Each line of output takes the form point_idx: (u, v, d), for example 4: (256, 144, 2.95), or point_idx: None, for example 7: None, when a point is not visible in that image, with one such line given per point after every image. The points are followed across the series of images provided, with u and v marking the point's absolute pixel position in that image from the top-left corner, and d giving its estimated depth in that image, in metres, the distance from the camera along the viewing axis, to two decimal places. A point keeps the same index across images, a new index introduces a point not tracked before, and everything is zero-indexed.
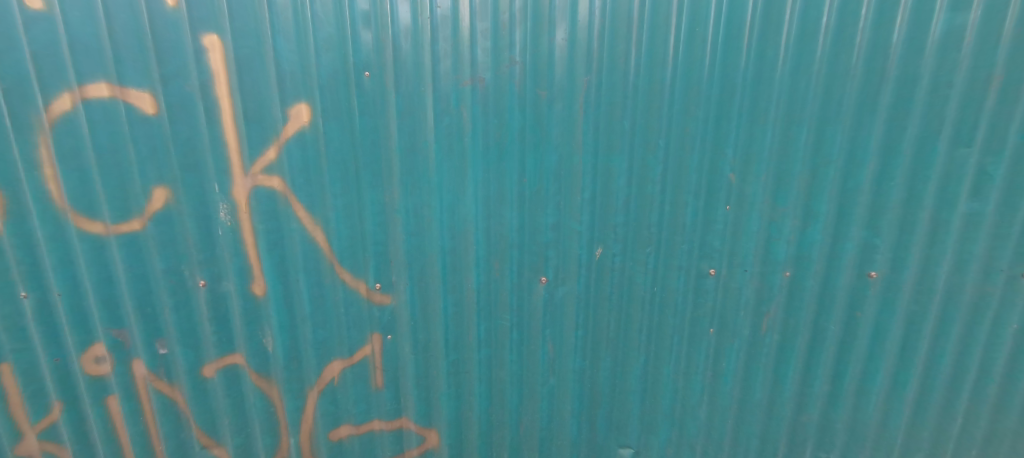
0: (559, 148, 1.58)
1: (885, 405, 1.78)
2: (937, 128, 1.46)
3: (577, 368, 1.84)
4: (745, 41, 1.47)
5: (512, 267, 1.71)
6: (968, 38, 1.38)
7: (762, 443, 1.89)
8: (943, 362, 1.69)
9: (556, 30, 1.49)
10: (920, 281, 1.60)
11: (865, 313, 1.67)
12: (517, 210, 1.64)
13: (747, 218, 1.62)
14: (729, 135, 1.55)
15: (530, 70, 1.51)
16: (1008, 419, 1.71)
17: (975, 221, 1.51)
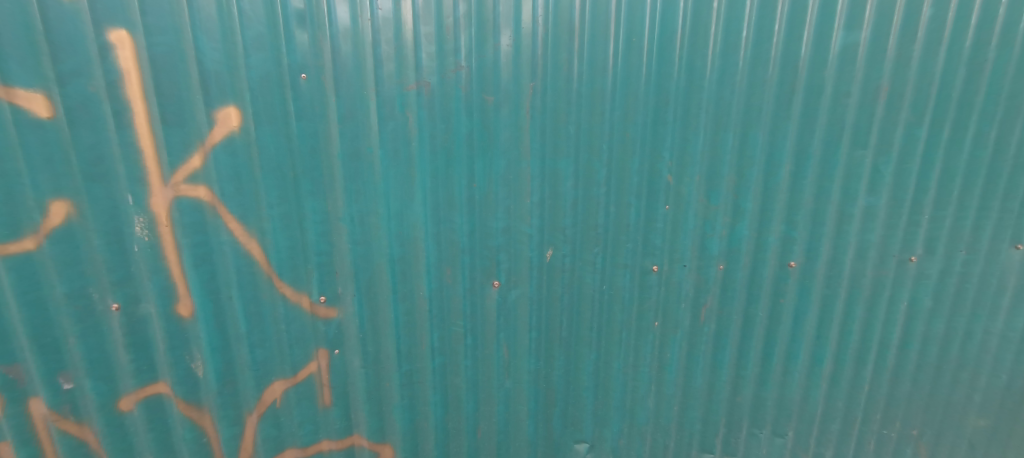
0: (506, 154, 1.60)
1: (806, 381, 1.98)
2: (838, 131, 1.66)
3: (532, 369, 1.86)
4: (677, 49, 1.56)
5: (466, 273, 1.71)
6: (860, 53, 1.60)
7: (704, 425, 2.00)
8: (851, 337, 1.93)
9: (500, 36, 1.51)
10: (832, 268, 1.82)
11: (786, 299, 1.85)
12: (467, 216, 1.64)
13: (686, 216, 1.71)
14: (665, 136, 1.63)
15: (476, 74, 1.53)
16: (899, 381, 2.02)
17: (871, 212, 1.76)
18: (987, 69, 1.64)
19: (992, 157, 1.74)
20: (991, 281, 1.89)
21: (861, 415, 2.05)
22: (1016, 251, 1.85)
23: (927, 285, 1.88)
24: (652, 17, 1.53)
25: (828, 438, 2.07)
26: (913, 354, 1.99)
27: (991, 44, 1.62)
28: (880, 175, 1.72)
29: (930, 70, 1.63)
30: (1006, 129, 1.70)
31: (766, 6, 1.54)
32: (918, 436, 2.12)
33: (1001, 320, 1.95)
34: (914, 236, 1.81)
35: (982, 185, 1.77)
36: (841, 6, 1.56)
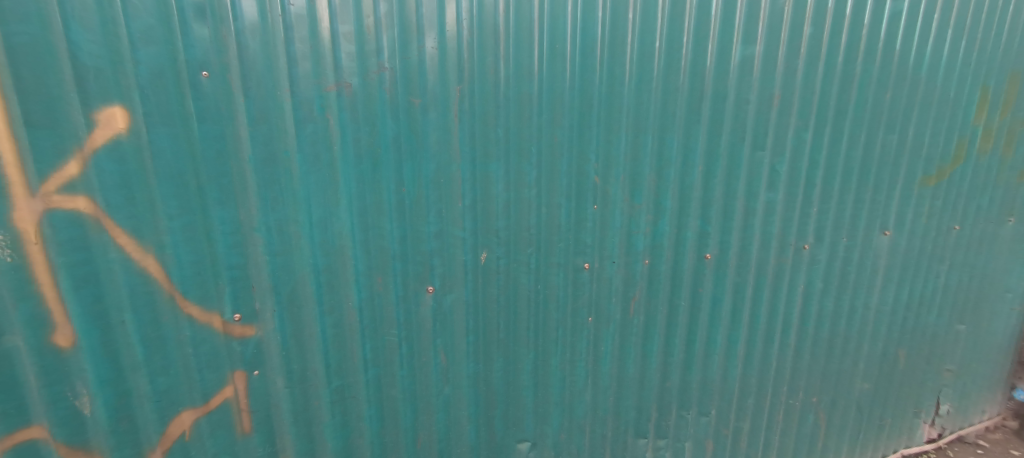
0: (434, 158, 1.58)
1: (724, 362, 2.16)
2: (741, 135, 1.84)
3: (471, 372, 1.85)
4: (598, 57, 1.64)
5: (397, 281, 1.66)
6: (756, 65, 1.79)
7: (638, 412, 2.11)
8: (759, 319, 2.14)
9: (424, 39, 1.50)
10: (741, 258, 2.01)
11: (703, 288, 2.00)
12: (397, 222, 1.60)
13: (614, 215, 1.80)
14: (591, 138, 1.70)
15: (401, 76, 1.50)
16: (799, 355, 2.28)
17: (771, 207, 1.97)
18: (856, 81, 1.93)
19: (861, 156, 2.05)
20: (867, 263, 2.23)
21: (771, 388, 2.28)
22: (885, 236, 2.21)
23: (816, 268, 2.14)
24: (573, 24, 1.60)
25: (746, 412, 2.27)
26: (810, 330, 2.25)
27: (855, 58, 1.90)
28: (776, 173, 1.93)
29: (811, 80, 1.86)
30: (871, 132, 2.02)
31: (675, 19, 1.67)
32: (816, 402, 2.40)
33: (874, 294, 2.30)
34: (805, 226, 2.05)
35: (855, 180, 2.07)
36: (738, 22, 1.72)
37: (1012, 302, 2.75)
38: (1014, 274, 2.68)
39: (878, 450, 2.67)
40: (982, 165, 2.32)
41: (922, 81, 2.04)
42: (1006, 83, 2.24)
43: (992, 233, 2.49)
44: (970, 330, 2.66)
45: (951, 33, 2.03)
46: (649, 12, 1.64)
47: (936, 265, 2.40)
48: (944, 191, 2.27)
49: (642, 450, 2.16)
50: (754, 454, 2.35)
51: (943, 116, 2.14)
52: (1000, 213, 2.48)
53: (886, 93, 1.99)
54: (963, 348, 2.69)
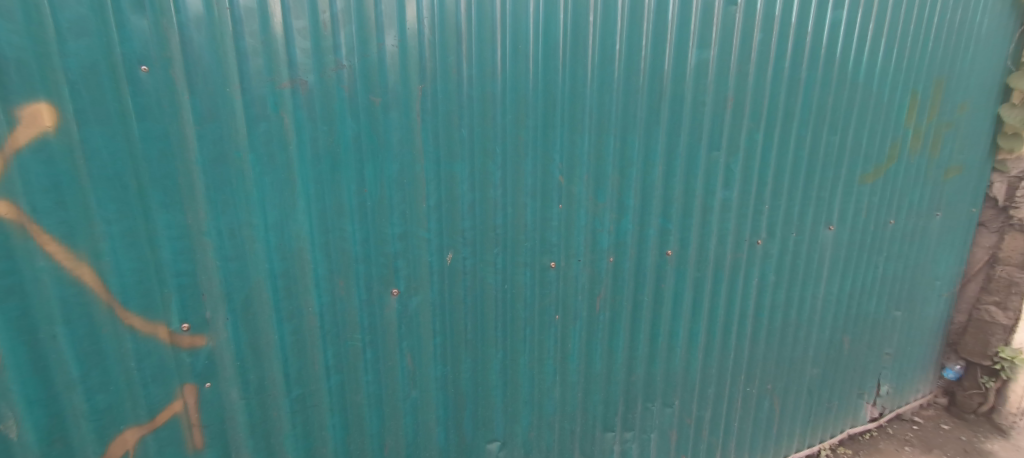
0: (396, 158, 1.55)
1: (686, 354, 2.24)
2: (698, 135, 1.92)
3: (439, 375, 1.83)
4: (560, 58, 1.67)
5: (359, 285, 1.62)
6: (711, 68, 1.87)
7: (605, 406, 2.15)
8: (717, 312, 2.23)
9: (384, 36, 1.47)
10: (699, 254, 2.09)
11: (664, 283, 2.07)
12: (358, 224, 1.56)
13: (579, 214, 1.84)
14: (555, 138, 1.72)
15: (360, 74, 1.47)
16: (755, 345, 2.39)
17: (727, 204, 2.07)
18: (801, 85, 2.05)
19: (807, 156, 2.18)
20: (814, 256, 2.37)
21: (730, 377, 2.38)
22: (829, 230, 2.36)
23: (768, 262, 2.26)
24: (535, 26, 1.62)
25: (707, 401, 2.36)
26: (764, 320, 2.36)
27: (800, 64, 2.02)
28: (731, 172, 2.03)
29: (760, 84, 1.97)
30: (816, 133, 2.16)
31: (634, 23, 1.71)
32: (771, 389, 2.53)
33: (820, 285, 2.46)
34: (757, 222, 2.16)
35: (802, 178, 2.20)
36: (694, 27, 1.79)
37: (939, 289, 3.00)
38: (941, 263, 2.92)
39: (826, 430, 2.85)
40: (912, 164, 2.51)
41: (859, 86, 2.19)
42: (932, 88, 2.44)
43: (922, 226, 2.71)
44: (904, 316, 2.88)
45: (885, 41, 2.19)
46: (609, 15, 1.68)
47: (874, 257, 2.59)
48: (880, 188, 2.44)
49: (610, 443, 2.20)
50: (715, 441, 2.45)
51: (878, 118, 2.31)
52: (929, 207, 2.70)
53: (828, 97, 2.13)
54: (899, 332, 2.91)
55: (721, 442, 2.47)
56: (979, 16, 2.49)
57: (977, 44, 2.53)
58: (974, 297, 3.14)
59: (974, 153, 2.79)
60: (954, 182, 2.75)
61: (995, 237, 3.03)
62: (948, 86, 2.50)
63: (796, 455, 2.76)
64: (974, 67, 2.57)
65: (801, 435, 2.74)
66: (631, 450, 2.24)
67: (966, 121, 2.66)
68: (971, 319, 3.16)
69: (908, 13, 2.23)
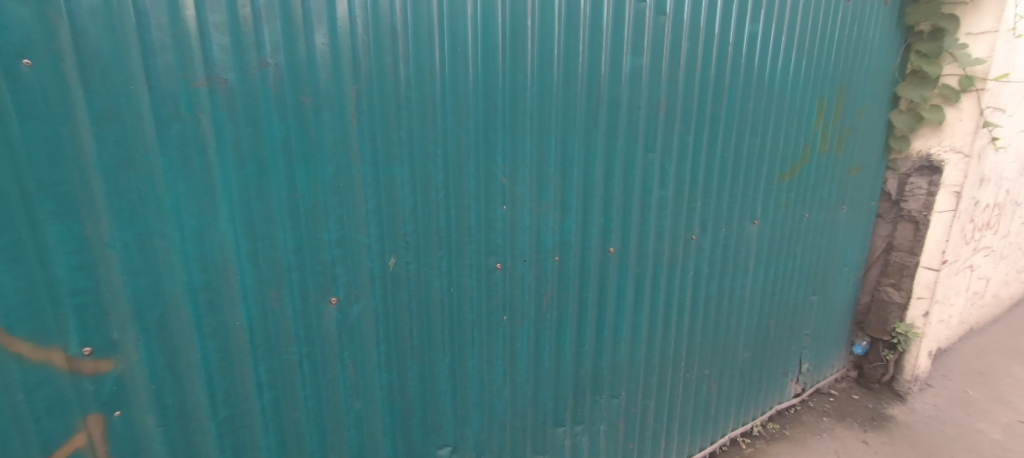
0: (330, 160, 1.49)
1: (630, 346, 2.33)
2: (634, 138, 2.02)
3: (384, 384, 1.77)
4: (500, 61, 1.68)
5: (292, 295, 1.53)
6: (644, 75, 1.97)
7: (556, 402, 2.18)
8: (657, 304, 2.35)
9: (312, 34, 1.41)
10: (639, 250, 2.20)
11: (608, 280, 2.15)
12: (289, 231, 1.48)
13: (523, 215, 1.86)
14: (497, 140, 1.73)
15: (287, 73, 1.39)
16: (693, 334, 2.55)
17: (663, 203, 2.20)
18: (725, 92, 2.22)
19: (733, 157, 2.36)
20: (741, 249, 2.57)
21: (671, 365, 2.52)
22: (754, 225, 2.57)
23: (701, 256, 2.42)
24: (474, 28, 1.62)
25: (651, 390, 2.47)
26: (699, 310, 2.53)
27: (724, 72, 2.19)
28: (665, 173, 2.16)
29: (689, 90, 2.11)
30: (739, 136, 2.34)
31: (571, 29, 1.77)
32: (708, 374, 2.70)
33: (747, 275, 2.66)
34: (691, 219, 2.31)
35: (729, 177, 2.37)
36: (627, 35, 1.89)
37: (847, 274, 3.36)
38: (847, 251, 3.27)
39: (757, 408, 3.09)
40: (821, 163, 2.80)
41: (775, 92, 2.41)
42: (835, 95, 2.73)
43: (831, 219, 3.02)
44: (819, 300, 3.19)
45: (795, 52, 2.41)
46: (547, 20, 1.72)
47: (793, 247, 2.85)
48: (795, 186, 2.69)
49: (561, 438, 2.24)
50: (660, 427, 2.57)
51: (792, 122, 2.55)
52: (836, 202, 3.01)
53: (749, 103, 2.32)
54: (816, 314, 3.23)
55: (665, 427, 2.60)
56: (871, 32, 2.81)
57: (870, 57, 2.86)
58: (875, 280, 3.55)
59: (871, 153, 3.15)
60: (856, 179, 3.09)
61: (889, 226, 3.43)
62: (849, 93, 2.81)
63: (732, 433, 2.97)
64: (869, 77, 2.90)
65: (735, 415, 2.96)
66: (581, 443, 2.30)
67: (864, 124, 2.99)
68: (873, 299, 3.57)
69: (814, 28, 2.48)
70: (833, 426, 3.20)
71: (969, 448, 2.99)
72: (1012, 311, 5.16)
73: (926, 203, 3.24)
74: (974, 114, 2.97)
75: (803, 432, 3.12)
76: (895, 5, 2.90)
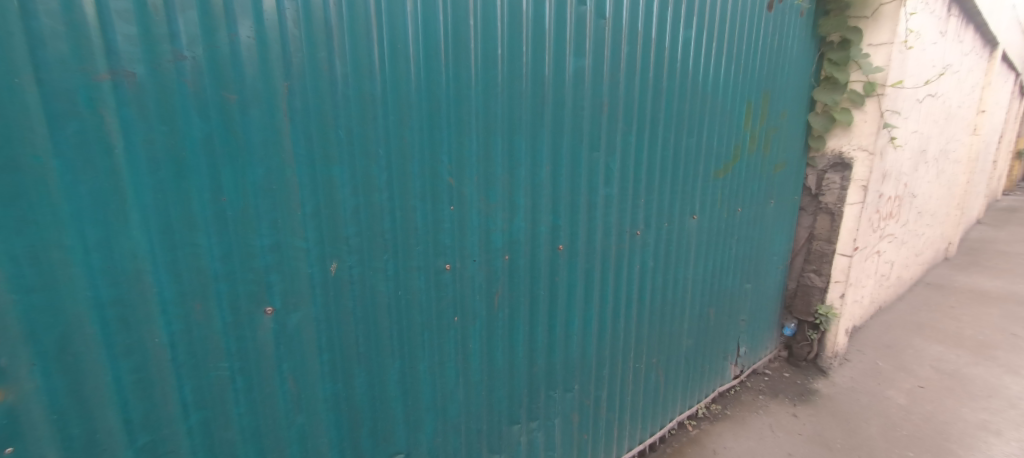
0: (260, 161, 1.39)
1: (582, 340, 2.40)
2: (579, 137, 2.08)
3: (328, 394, 1.69)
4: (442, 60, 1.66)
5: (220, 308, 1.42)
6: (587, 77, 2.04)
7: (510, 400, 2.19)
8: (606, 298, 2.43)
9: (235, 27, 1.31)
10: (587, 247, 2.27)
11: (559, 277, 2.20)
12: (215, 238, 1.37)
13: (471, 215, 1.85)
14: (442, 140, 1.71)
15: (207, 68, 1.29)
16: (640, 324, 2.67)
17: (609, 200, 2.28)
18: (663, 94, 2.34)
19: (672, 156, 2.49)
20: (682, 242, 2.73)
21: (621, 356, 2.61)
22: (692, 219, 2.73)
23: (645, 251, 2.53)
24: (415, 26, 1.59)
25: (603, 382, 2.55)
26: (646, 301, 2.65)
27: (662, 76, 2.31)
28: (610, 171, 2.24)
29: (630, 92, 2.21)
30: (677, 136, 2.48)
31: (514, 30, 1.79)
32: (656, 362, 2.84)
33: (688, 266, 2.83)
34: (635, 215, 2.41)
35: (669, 175, 2.51)
36: (569, 37, 1.94)
37: (776, 262, 3.66)
38: (775, 241, 3.56)
39: (701, 392, 3.28)
40: (751, 161, 3.02)
41: (708, 95, 2.57)
42: (761, 98, 2.96)
43: (760, 212, 3.27)
44: (752, 287, 3.45)
45: (724, 58, 2.59)
46: (490, 20, 1.73)
47: (728, 239, 3.06)
48: (728, 182, 2.89)
49: (517, 435, 2.25)
50: (612, 417, 2.66)
51: (724, 123, 2.73)
52: (765, 196, 3.26)
53: (685, 105, 2.47)
54: (749, 301, 3.48)
55: (617, 416, 2.68)
56: (790, 40, 3.08)
57: (790, 63, 3.12)
58: (800, 267, 3.91)
59: (794, 150, 3.45)
60: (781, 175, 3.37)
61: (811, 218, 3.78)
62: (773, 97, 3.06)
63: (680, 416, 3.13)
64: (789, 82, 3.17)
65: (682, 399, 3.12)
66: (537, 439, 2.32)
67: (787, 125, 3.27)
68: (799, 285, 3.94)
69: (741, 36, 2.67)
70: (768, 403, 3.47)
71: (879, 413, 3.35)
72: (911, 291, 5.84)
73: (840, 196, 3.59)
74: (876, 116, 3.34)
75: (742, 411, 3.36)
76: (810, 17, 3.19)
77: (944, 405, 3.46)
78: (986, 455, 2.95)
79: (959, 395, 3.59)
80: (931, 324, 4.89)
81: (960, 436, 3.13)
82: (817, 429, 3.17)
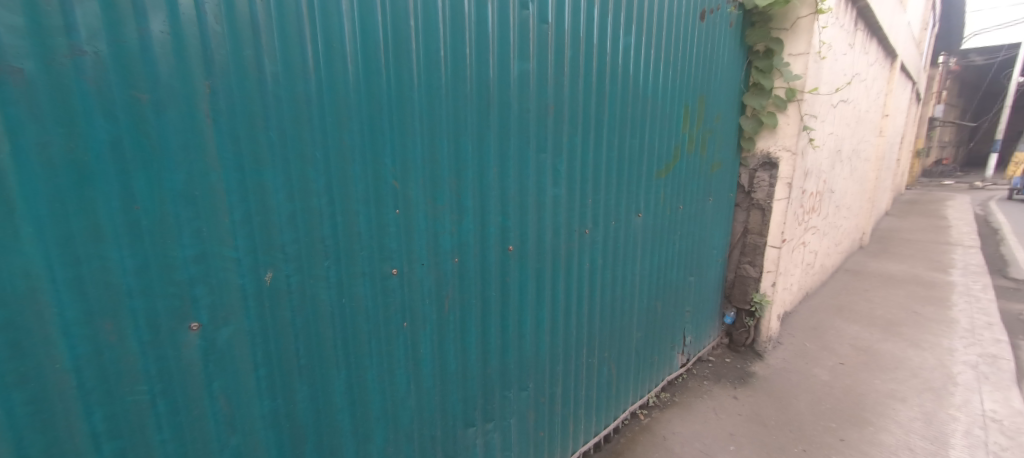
0: (180, 165, 1.28)
1: (535, 338, 2.42)
2: (526, 139, 2.11)
3: (267, 411, 1.58)
4: (382, 60, 1.61)
5: (136, 327, 1.28)
6: (532, 80, 2.07)
7: (465, 403, 2.17)
8: (557, 297, 2.48)
9: (146, 20, 1.20)
10: (538, 247, 2.30)
11: (510, 277, 2.22)
12: (128, 250, 1.24)
13: (418, 218, 1.81)
14: (384, 142, 1.66)
15: (114, 63, 1.17)
16: (592, 320, 2.74)
17: (558, 201, 2.32)
18: (606, 97, 2.43)
19: (616, 157, 2.59)
20: (629, 239, 2.84)
21: (574, 352, 2.66)
22: (638, 217, 2.86)
23: (593, 249, 2.60)
24: (351, 25, 1.53)
25: (557, 378, 2.59)
26: (597, 298, 2.73)
27: (605, 80, 2.40)
28: (558, 172, 2.28)
29: (575, 95, 2.27)
30: (621, 137, 2.58)
31: (456, 32, 1.78)
32: (609, 356, 2.93)
33: (636, 262, 2.95)
34: (583, 214, 2.48)
35: (615, 174, 2.60)
36: (513, 41, 1.96)
37: (715, 255, 3.90)
38: (714, 236, 3.81)
39: (652, 381, 3.43)
40: (690, 161, 3.21)
41: (648, 98, 2.70)
42: (697, 103, 3.15)
43: (700, 208, 3.48)
44: (695, 279, 3.66)
45: (661, 64, 2.73)
46: (431, 21, 1.71)
47: (672, 235, 3.23)
48: (670, 181, 3.05)
49: (472, 438, 2.23)
50: (567, 413, 2.70)
51: (664, 125, 2.88)
52: (703, 194, 3.47)
53: (627, 108, 2.58)
54: (693, 293, 3.68)
55: (572, 411, 2.73)
56: (722, 49, 3.30)
57: (721, 70, 3.34)
58: (737, 260, 4.20)
59: (728, 151, 3.70)
60: (717, 174, 3.60)
61: (746, 213, 4.08)
62: (708, 101, 3.26)
63: (632, 406, 3.25)
64: (722, 87, 3.40)
65: (634, 390, 3.24)
66: (493, 440, 2.32)
67: (721, 127, 3.51)
68: (737, 275, 4.23)
69: (677, 43, 2.83)
70: (712, 387, 3.69)
71: (807, 390, 3.67)
72: (830, 277, 6.45)
73: (769, 193, 3.87)
74: (797, 119, 3.62)
75: (688, 397, 3.55)
76: (738, 28, 3.45)
77: (860, 379, 3.85)
78: (894, 420, 3.31)
79: (872, 369, 4.01)
80: (848, 306, 5.43)
81: (874, 405, 3.49)
82: (755, 409, 3.41)
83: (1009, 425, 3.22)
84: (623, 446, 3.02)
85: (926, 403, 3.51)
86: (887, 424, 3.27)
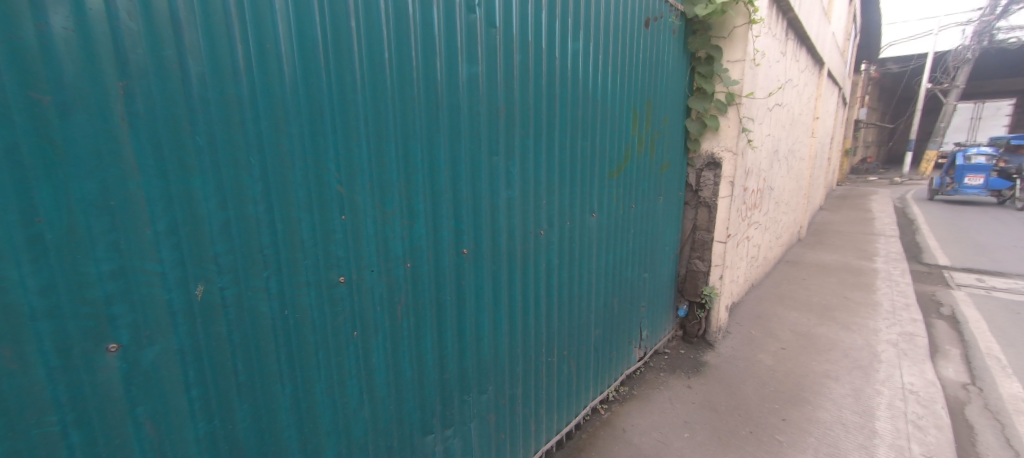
0: (91, 173, 1.20)
1: (494, 340, 2.43)
2: (478, 142, 2.11)
3: (203, 434, 1.49)
4: (322, 62, 1.57)
5: (42, 350, 1.19)
6: (481, 82, 2.08)
7: (422, 410, 2.14)
8: (514, 298, 2.50)
9: (47, 18, 1.13)
10: (493, 249, 2.31)
11: (465, 281, 2.21)
12: (31, 267, 1.15)
13: (365, 225, 1.77)
14: (327, 146, 1.61)
15: (9, 63, 1.09)
16: (550, 320, 2.78)
17: (512, 203, 2.34)
18: (557, 100, 2.48)
19: (569, 159, 2.64)
20: (584, 237, 2.91)
21: (533, 352, 2.69)
22: (592, 217, 2.93)
23: (548, 249, 2.64)
24: (286, 27, 1.49)
25: (516, 380, 2.60)
26: (554, 297, 2.77)
27: (556, 83, 2.45)
28: (511, 174, 2.31)
29: (525, 98, 2.30)
30: (573, 139, 2.64)
31: (401, 34, 1.77)
32: (568, 354, 2.97)
33: (591, 260, 3.02)
34: (538, 215, 2.51)
35: (568, 175, 2.65)
36: (460, 44, 1.97)
37: (667, 252, 4.05)
38: (665, 233, 3.96)
39: (611, 377, 3.50)
40: (640, 162, 3.32)
41: (598, 101, 2.78)
42: (645, 105, 3.26)
43: (651, 207, 3.60)
44: (648, 276, 3.79)
45: (609, 67, 2.82)
46: (374, 23, 1.69)
47: (625, 232, 3.33)
48: (621, 181, 3.14)
49: (432, 445, 2.20)
50: (528, 413, 2.72)
51: (614, 127, 2.96)
52: (654, 193, 3.61)
53: (579, 111, 2.64)
54: (647, 288, 3.81)
55: (533, 411, 2.75)
56: (666, 55, 3.45)
57: (667, 74, 3.49)
58: (688, 255, 4.39)
59: (676, 152, 3.86)
60: (666, 174, 3.74)
61: (694, 210, 4.26)
62: (655, 104, 3.39)
63: (593, 402, 3.31)
64: (668, 90, 3.54)
65: (594, 386, 3.31)
66: (453, 446, 2.30)
67: (669, 129, 3.66)
68: (688, 270, 4.40)
69: (623, 48, 2.93)
70: (668, 379, 3.82)
71: (753, 375, 3.88)
72: (774, 269, 6.84)
73: (714, 191, 4.07)
74: (736, 121, 3.82)
75: (646, 390, 3.66)
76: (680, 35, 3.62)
77: (800, 362, 4.11)
78: (830, 398, 3.55)
79: (811, 352, 4.29)
80: (790, 295, 5.79)
81: (812, 385, 3.74)
82: (706, 397, 3.57)
83: (924, 396, 3.53)
84: (585, 441, 3.07)
85: (855, 380, 3.79)
86: (823, 402, 3.51)
